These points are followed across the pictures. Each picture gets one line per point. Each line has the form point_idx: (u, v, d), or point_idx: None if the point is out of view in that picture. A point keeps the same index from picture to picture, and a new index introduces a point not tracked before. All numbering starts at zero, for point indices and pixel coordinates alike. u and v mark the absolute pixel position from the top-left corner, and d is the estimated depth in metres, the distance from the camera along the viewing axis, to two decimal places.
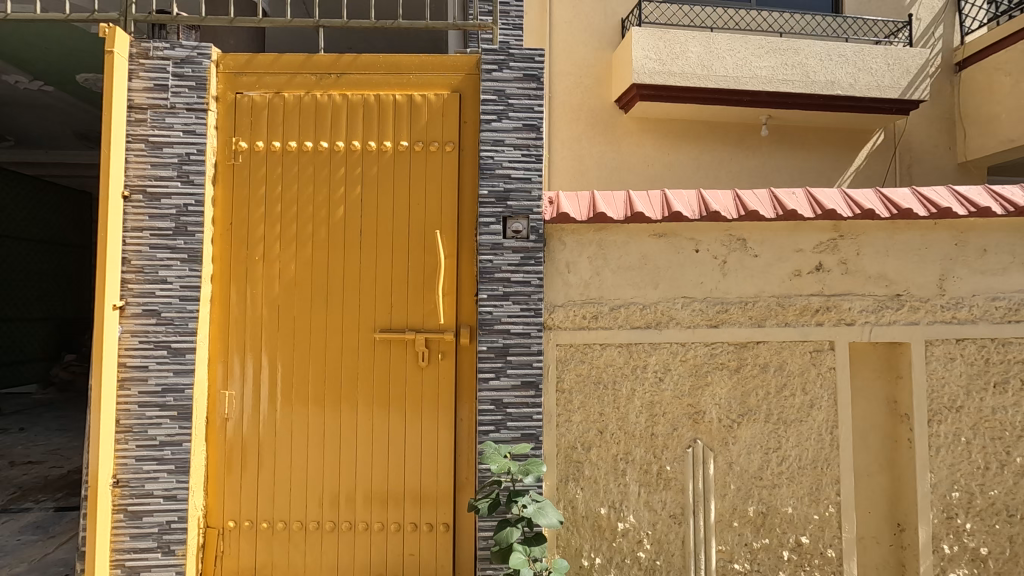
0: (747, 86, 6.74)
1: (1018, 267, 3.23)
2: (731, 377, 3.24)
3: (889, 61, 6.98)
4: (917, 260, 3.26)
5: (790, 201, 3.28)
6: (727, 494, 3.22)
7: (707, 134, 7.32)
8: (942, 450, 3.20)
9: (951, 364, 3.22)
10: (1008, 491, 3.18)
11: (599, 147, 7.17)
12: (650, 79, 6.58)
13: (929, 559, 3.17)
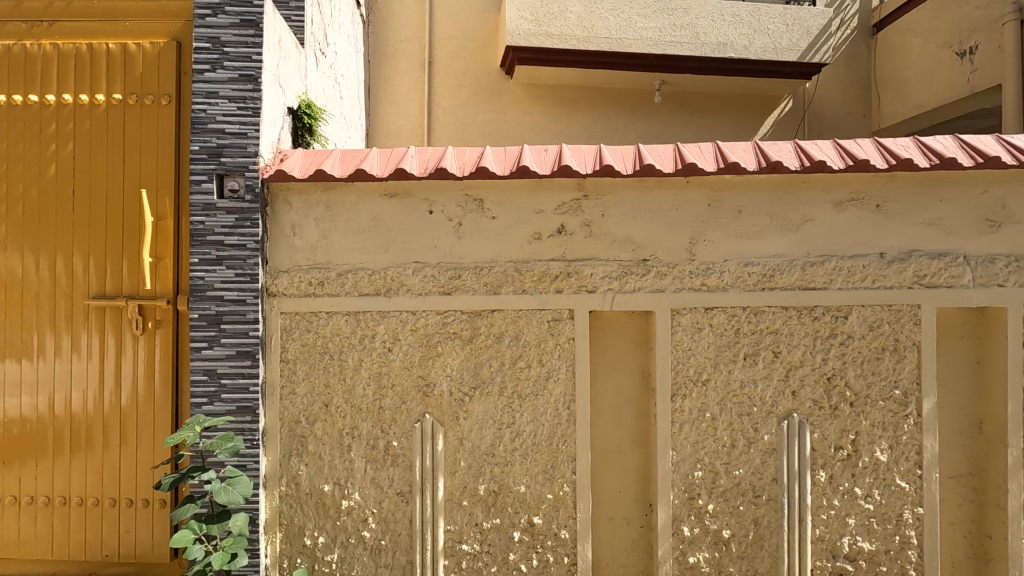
0: (632, 49, 6.37)
1: (775, 229, 2.97)
2: (463, 347, 3.03)
3: (787, 21, 6.59)
4: (667, 222, 2.99)
5: (531, 158, 3.02)
6: (457, 471, 3.03)
7: (600, 101, 6.97)
8: (686, 427, 2.98)
9: (698, 334, 2.98)
10: (754, 471, 2.96)
11: (484, 115, 6.85)
12: (525, 41, 6.25)
13: (667, 542, 2.97)
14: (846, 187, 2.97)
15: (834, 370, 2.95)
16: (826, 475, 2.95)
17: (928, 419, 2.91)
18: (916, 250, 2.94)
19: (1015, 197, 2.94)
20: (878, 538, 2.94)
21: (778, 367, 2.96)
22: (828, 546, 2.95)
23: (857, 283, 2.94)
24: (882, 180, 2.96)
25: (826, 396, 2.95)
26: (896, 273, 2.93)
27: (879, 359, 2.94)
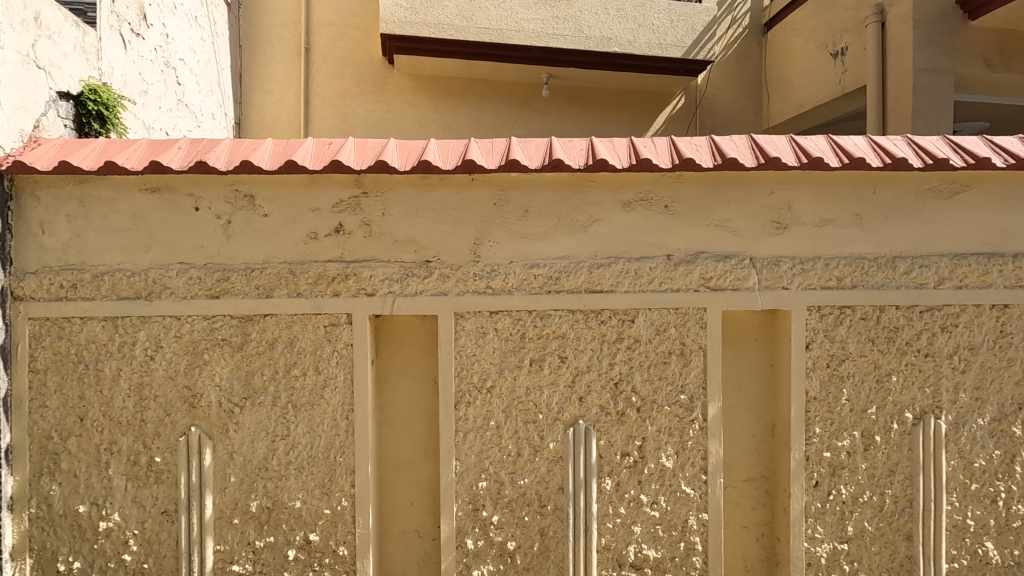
0: (512, 41, 6.23)
1: (562, 230, 2.87)
2: (233, 355, 2.82)
3: (672, 17, 6.57)
4: (451, 221, 2.85)
5: (306, 152, 2.82)
6: (227, 487, 2.83)
7: (488, 93, 6.81)
8: (470, 436, 2.86)
9: (482, 339, 2.85)
10: (540, 480, 2.86)
11: (366, 105, 6.59)
12: (401, 29, 6.03)
13: (450, 555, 2.85)
14: (634, 187, 2.88)
15: (621, 375, 2.87)
16: (612, 483, 2.87)
17: (713, 424, 2.87)
18: (703, 252, 2.88)
19: (800, 198, 2.91)
20: (663, 545, 2.88)
21: (564, 372, 2.86)
22: (614, 554, 2.88)
23: (644, 286, 2.87)
24: (670, 180, 2.88)
25: (612, 401, 2.87)
26: (682, 276, 2.87)
27: (666, 363, 2.88)
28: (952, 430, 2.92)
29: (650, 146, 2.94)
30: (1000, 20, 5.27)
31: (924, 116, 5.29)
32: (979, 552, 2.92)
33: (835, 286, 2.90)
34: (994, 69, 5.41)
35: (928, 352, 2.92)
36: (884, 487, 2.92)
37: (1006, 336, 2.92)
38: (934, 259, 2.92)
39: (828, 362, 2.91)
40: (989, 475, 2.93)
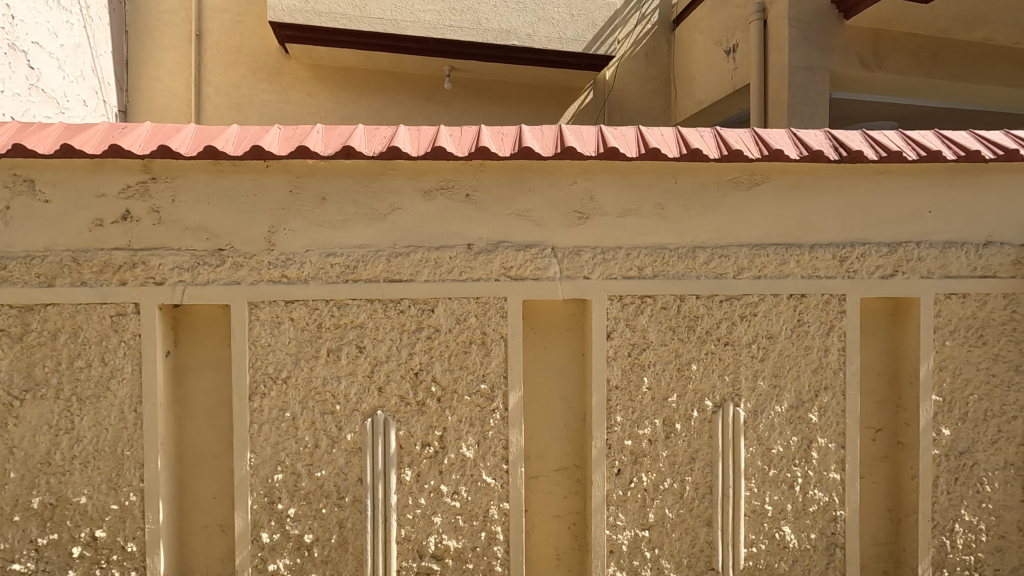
0: (408, 32, 6.17)
1: (360, 218, 2.83)
2: (13, 347, 2.72)
3: (573, 11, 6.57)
4: (244, 209, 2.79)
5: (90, 135, 2.72)
6: (7, 484, 2.73)
7: (390, 85, 6.74)
8: (265, 427, 2.80)
9: (277, 329, 2.80)
10: (338, 472, 2.83)
11: (262, 95, 6.46)
12: (290, 18, 5.91)
13: (244, 549, 2.79)
14: (435, 175, 2.86)
15: (421, 364, 2.86)
16: (412, 474, 2.86)
17: (514, 413, 2.88)
18: (504, 241, 2.88)
19: (602, 188, 2.93)
20: (464, 535, 2.88)
21: (362, 362, 2.83)
22: (414, 546, 2.86)
23: (444, 275, 2.85)
24: (472, 168, 2.87)
25: (412, 391, 2.85)
26: (483, 265, 2.86)
27: (466, 353, 2.87)
28: (751, 417, 2.98)
29: (451, 138, 2.88)
30: (872, 21, 5.43)
31: (800, 113, 5.41)
32: (776, 536, 3.00)
33: (636, 275, 2.93)
34: (869, 68, 5.58)
35: (728, 341, 2.97)
36: (684, 474, 2.96)
37: (803, 325, 3.00)
38: (733, 249, 2.97)
39: (630, 351, 2.94)
40: (787, 460, 3.00)
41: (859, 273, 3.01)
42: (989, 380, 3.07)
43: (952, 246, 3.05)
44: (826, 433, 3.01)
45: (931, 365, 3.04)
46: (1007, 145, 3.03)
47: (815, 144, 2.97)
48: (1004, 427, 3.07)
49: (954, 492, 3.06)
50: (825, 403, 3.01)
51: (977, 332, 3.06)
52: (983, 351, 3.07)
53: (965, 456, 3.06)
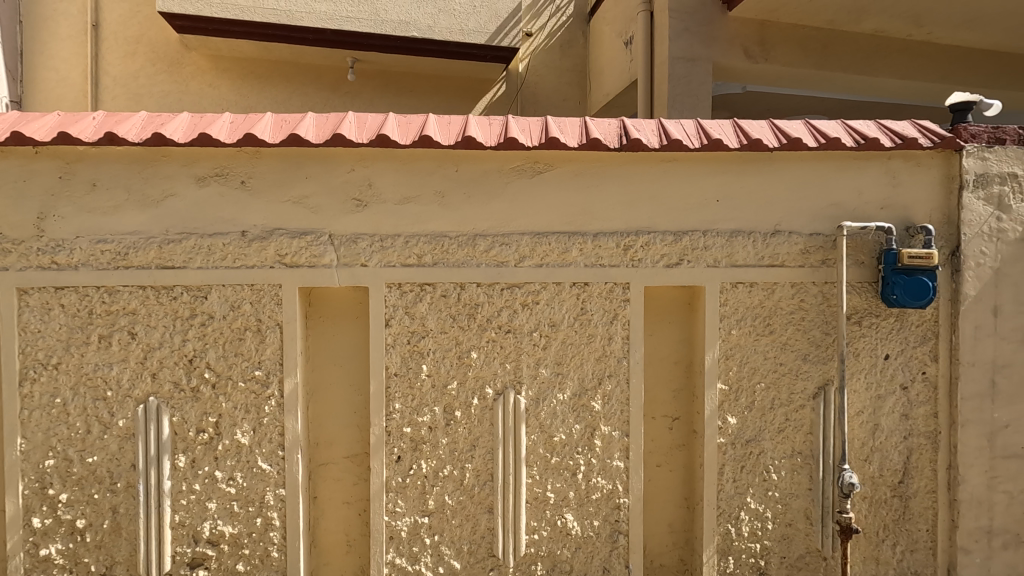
0: (303, 23, 6.15)
1: (132, 205, 2.83)
2: None
3: (475, 2, 6.56)
4: (13, 195, 2.79)
5: None
6: None
7: (295, 76, 6.74)
8: (35, 413, 2.82)
9: (47, 316, 2.81)
10: (110, 457, 2.84)
11: (162, 86, 6.46)
12: (180, 8, 5.90)
13: (14, 534, 2.81)
14: (209, 162, 2.87)
15: (195, 351, 2.87)
16: (186, 460, 2.87)
17: (289, 400, 2.89)
18: (279, 229, 2.89)
19: (381, 176, 2.93)
20: (240, 521, 2.90)
21: (134, 349, 2.84)
22: (188, 531, 2.88)
23: (218, 263, 2.86)
24: (247, 155, 2.88)
25: (185, 378, 2.86)
26: (256, 253, 2.87)
27: (241, 340, 2.88)
28: (533, 405, 3.00)
29: (212, 126, 2.87)
30: (755, 12, 5.41)
31: (680, 105, 5.41)
32: (558, 523, 3.02)
33: (415, 263, 2.94)
34: (754, 59, 5.57)
35: (510, 329, 2.98)
36: (464, 461, 2.98)
37: (586, 313, 3.01)
38: (514, 237, 2.97)
39: (409, 339, 2.94)
40: (569, 447, 3.02)
41: (643, 262, 3.02)
42: (777, 368, 3.09)
43: (739, 235, 3.05)
44: (610, 421, 3.03)
45: (717, 353, 3.05)
46: (793, 134, 3.04)
47: (598, 133, 2.99)
48: (792, 415, 3.09)
49: (741, 480, 3.08)
50: (608, 392, 3.02)
51: (765, 321, 3.08)
52: (770, 340, 3.08)
53: (752, 445, 3.08)
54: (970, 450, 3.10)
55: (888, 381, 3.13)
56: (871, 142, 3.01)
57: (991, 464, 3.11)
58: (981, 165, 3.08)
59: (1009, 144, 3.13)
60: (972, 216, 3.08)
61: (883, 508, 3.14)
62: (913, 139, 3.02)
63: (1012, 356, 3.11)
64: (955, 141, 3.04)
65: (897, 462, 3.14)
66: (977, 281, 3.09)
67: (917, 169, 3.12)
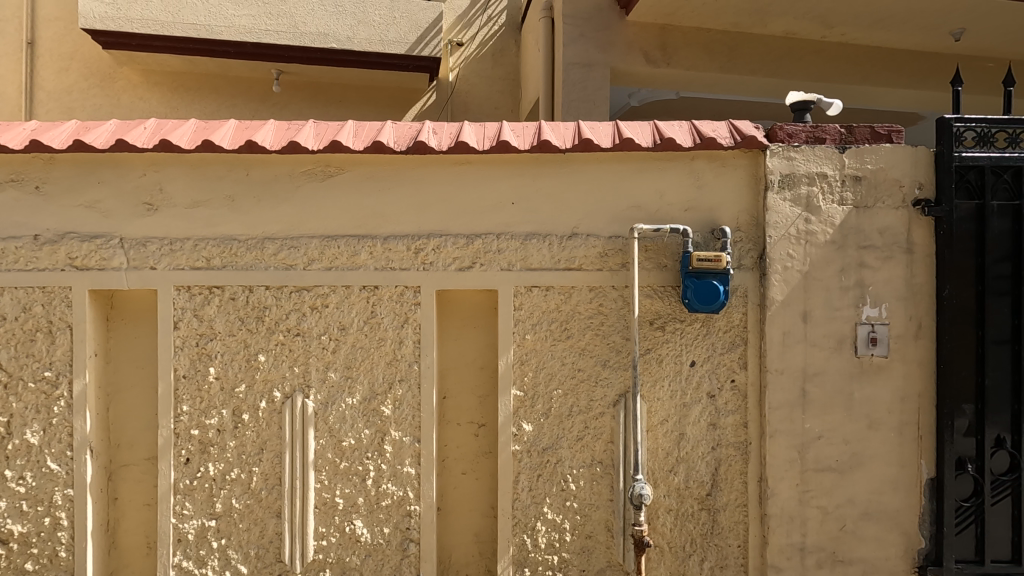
0: (222, 36, 6.31)
1: None
2: None
3: (394, 13, 6.64)
4: None
5: None
6: None
7: (223, 89, 6.93)
8: None
9: None
10: None
11: (94, 100, 6.72)
12: (101, 24, 6.07)
13: None
14: (5, 168, 2.95)
15: None
16: None
17: (77, 401, 2.94)
18: (70, 233, 2.95)
19: (172, 180, 2.98)
20: (29, 520, 2.96)
21: None
22: None
23: (10, 266, 2.93)
24: (41, 162, 2.96)
25: None
26: (47, 256, 2.94)
27: (32, 341, 2.95)
28: (321, 409, 2.98)
29: (7, 134, 2.98)
30: (653, 15, 5.34)
31: (574, 110, 5.36)
32: (347, 530, 2.98)
33: (204, 266, 2.97)
34: (655, 64, 5.50)
35: (298, 332, 2.98)
36: (252, 464, 2.97)
37: (375, 317, 2.98)
38: (303, 240, 2.98)
39: (197, 341, 2.97)
40: (358, 452, 2.98)
41: (434, 265, 2.99)
42: (575, 375, 3.01)
43: (534, 238, 3.00)
44: (401, 426, 2.99)
45: (510, 358, 2.99)
46: (588, 135, 2.99)
47: (388, 137, 2.99)
48: (591, 423, 3.01)
49: (537, 490, 3.00)
50: (399, 396, 2.99)
51: (561, 326, 3.01)
52: (567, 345, 3.01)
53: (548, 453, 3.00)
54: (780, 462, 2.96)
55: (694, 389, 3.02)
56: (666, 142, 2.94)
57: (802, 477, 2.96)
58: (787, 165, 2.97)
59: (826, 145, 3.01)
60: (778, 218, 2.97)
61: (690, 522, 3.01)
62: (711, 138, 2.94)
63: (826, 364, 2.97)
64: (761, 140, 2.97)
65: (704, 474, 3.01)
66: (785, 286, 2.97)
67: (722, 170, 3.02)
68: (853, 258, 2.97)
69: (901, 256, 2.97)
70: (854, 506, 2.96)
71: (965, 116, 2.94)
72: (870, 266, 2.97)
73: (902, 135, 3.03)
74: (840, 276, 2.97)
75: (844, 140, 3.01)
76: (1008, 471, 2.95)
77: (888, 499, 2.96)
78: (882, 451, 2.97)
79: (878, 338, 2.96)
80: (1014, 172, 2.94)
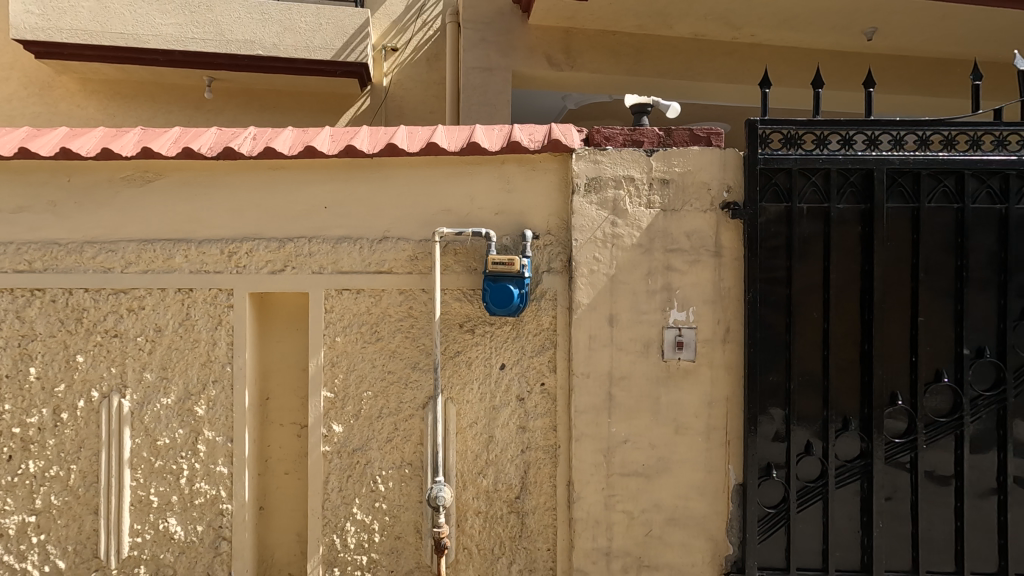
0: (150, 45, 6.45)
1: None
2: None
3: (321, 20, 6.73)
4: None
5: None
6: None
7: (159, 96, 7.11)
8: None
9: None
10: None
11: (33, 108, 6.94)
12: (32, 35, 6.25)
13: None
14: None
15: None
16: None
17: None
18: None
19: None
20: None
21: None
22: None
23: None
24: None
25: None
26: None
27: None
28: (137, 408, 3.05)
29: None
30: (553, 19, 5.34)
31: (474, 114, 5.39)
32: (161, 527, 3.04)
33: (26, 269, 3.06)
34: (558, 67, 5.50)
35: (116, 333, 3.06)
36: (70, 462, 3.05)
37: (190, 319, 3.05)
38: (121, 244, 3.06)
39: (18, 342, 3.06)
40: (173, 451, 3.05)
41: (247, 269, 3.05)
42: (385, 377, 3.04)
43: (344, 242, 3.05)
44: (214, 426, 3.04)
45: (320, 360, 3.03)
46: (397, 140, 3.02)
47: (203, 143, 3.06)
48: (401, 425, 3.03)
49: (347, 490, 3.03)
50: (213, 397, 3.05)
51: (372, 329, 3.04)
52: (377, 348, 3.04)
53: (357, 454, 3.03)
54: (586, 466, 2.96)
55: (503, 393, 3.03)
56: (471, 147, 2.96)
57: (608, 481, 2.95)
58: (594, 168, 2.97)
59: (643, 148, 3.01)
60: (584, 221, 2.97)
61: (499, 525, 3.02)
62: (515, 142, 2.95)
63: (632, 368, 2.96)
64: (580, 143, 3.02)
65: (513, 477, 3.02)
66: (591, 289, 2.96)
67: (531, 174, 3.03)
68: (659, 261, 2.96)
69: (709, 260, 2.95)
70: (660, 512, 2.95)
71: (773, 118, 2.91)
72: (678, 269, 2.95)
73: (722, 137, 3.01)
74: (646, 279, 2.96)
75: (659, 142, 3.01)
76: (817, 478, 2.90)
77: (694, 505, 2.94)
78: (689, 455, 2.94)
79: (684, 342, 2.94)
80: (823, 174, 2.90)
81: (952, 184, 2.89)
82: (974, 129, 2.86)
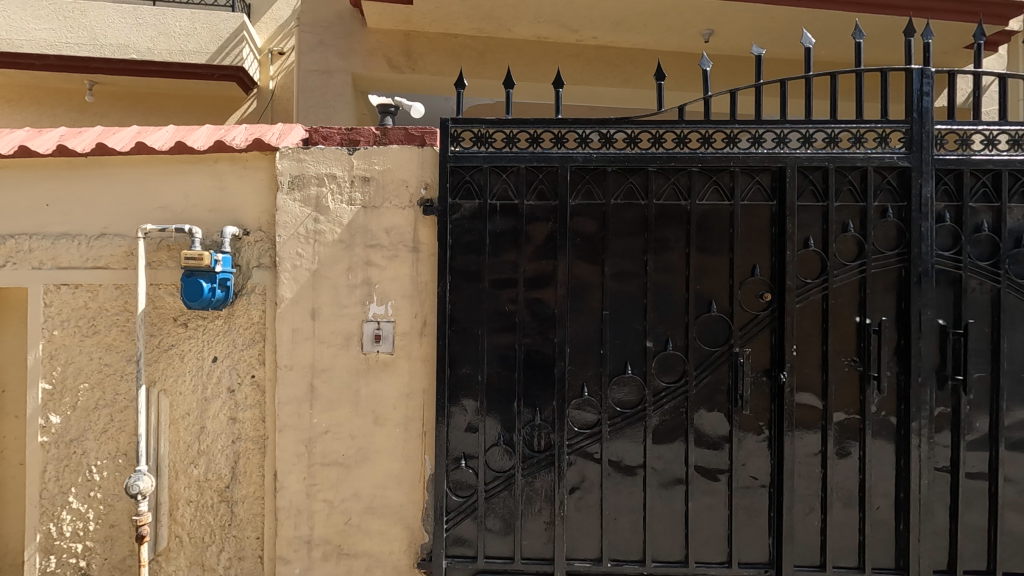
0: (22, 49, 6.56)
1: None
2: None
3: (195, 24, 6.86)
4: None
5: None
6: None
7: (44, 100, 7.26)
8: None
9: None
10: None
11: None
12: None
13: None
14: None
15: None
16: None
17: None
18: None
19: None
20: None
21: None
22: None
23: None
24: None
25: None
26: None
27: None
28: None
29: None
30: (389, 23, 5.44)
31: (311, 116, 5.56)
32: None
33: None
34: (398, 69, 5.60)
35: None
36: None
37: None
38: None
39: None
40: None
41: None
42: (101, 369, 3.13)
43: (63, 239, 3.14)
44: None
45: (38, 354, 3.11)
46: (113, 141, 3.11)
47: None
48: (115, 417, 3.12)
49: (63, 479, 3.12)
50: None
51: (89, 322, 3.14)
52: (95, 341, 3.13)
53: (73, 445, 3.12)
54: (287, 456, 3.03)
55: (214, 384, 3.11)
56: (178, 146, 3.05)
57: (308, 471, 3.03)
58: (297, 166, 3.06)
59: (361, 146, 3.08)
60: (287, 218, 3.05)
61: (208, 514, 3.09)
62: (220, 142, 3.03)
63: (332, 360, 3.04)
64: (295, 142, 3.08)
65: (222, 467, 3.10)
66: (294, 284, 3.04)
67: (243, 172, 3.12)
68: (358, 257, 3.04)
69: (406, 255, 3.03)
70: (359, 500, 3.02)
71: (465, 117, 2.99)
72: (377, 264, 3.04)
73: (437, 137, 3.06)
74: (346, 274, 3.04)
75: (374, 141, 3.07)
76: (507, 468, 2.97)
77: (391, 494, 3.01)
78: (387, 446, 3.02)
79: (382, 335, 3.02)
80: (514, 172, 2.98)
81: (637, 181, 2.96)
82: (656, 127, 2.92)
